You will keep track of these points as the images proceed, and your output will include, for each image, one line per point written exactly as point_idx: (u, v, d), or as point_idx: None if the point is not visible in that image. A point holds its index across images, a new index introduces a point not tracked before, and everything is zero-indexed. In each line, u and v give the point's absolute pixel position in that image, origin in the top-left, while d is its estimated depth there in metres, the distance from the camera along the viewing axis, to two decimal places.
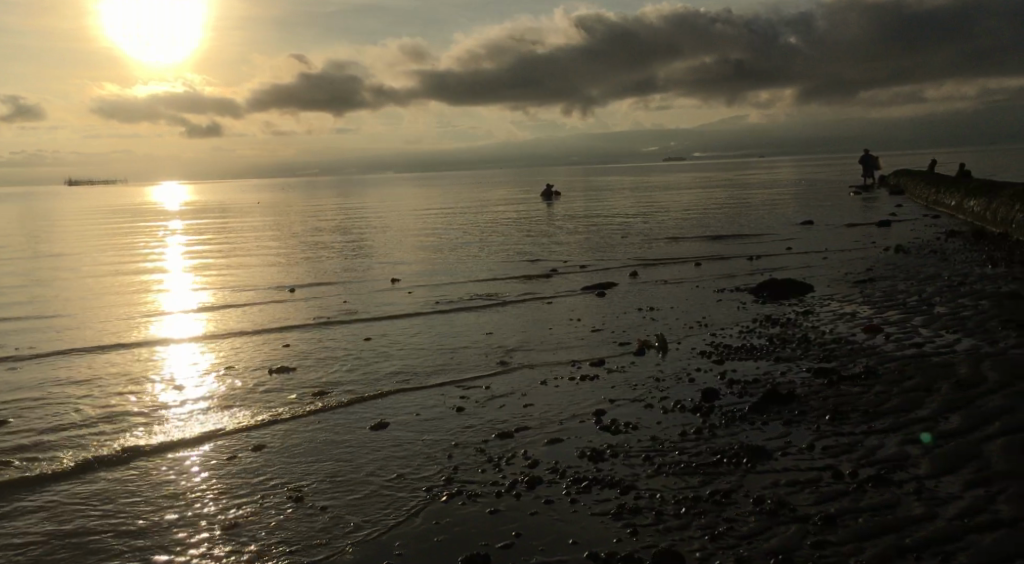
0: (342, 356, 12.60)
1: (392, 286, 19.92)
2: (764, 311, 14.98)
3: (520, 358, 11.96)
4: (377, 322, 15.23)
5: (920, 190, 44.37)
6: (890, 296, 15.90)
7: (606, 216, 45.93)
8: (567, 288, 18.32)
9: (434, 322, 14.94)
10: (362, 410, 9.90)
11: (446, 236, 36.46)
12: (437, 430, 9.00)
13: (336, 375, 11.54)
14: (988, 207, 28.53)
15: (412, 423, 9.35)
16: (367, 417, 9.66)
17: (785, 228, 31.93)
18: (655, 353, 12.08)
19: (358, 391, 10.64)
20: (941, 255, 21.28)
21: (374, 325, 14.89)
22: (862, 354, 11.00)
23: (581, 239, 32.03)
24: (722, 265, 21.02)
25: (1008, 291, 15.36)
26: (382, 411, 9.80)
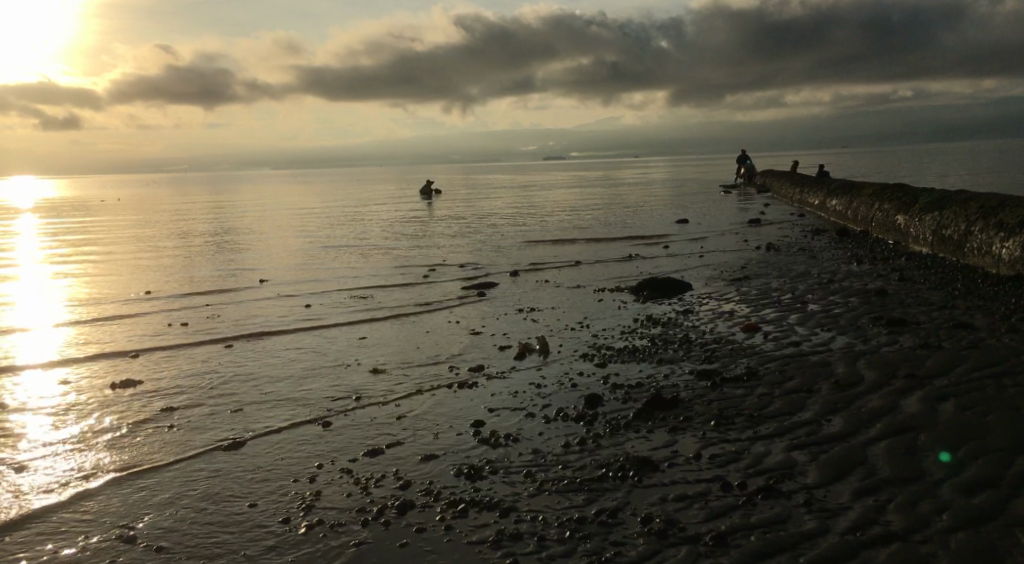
0: (200, 370, 11.63)
1: (265, 290, 18.92)
2: (644, 310, 14.96)
3: (397, 364, 11.38)
4: (231, 332, 14.22)
5: (785, 188, 46.40)
6: (763, 294, 16.24)
7: (470, 215, 45.52)
8: (448, 289, 17.87)
9: (296, 330, 14.11)
10: (224, 427, 9.09)
11: (300, 237, 34.96)
12: (316, 443, 8.42)
13: (192, 392, 10.61)
14: (848, 206, 30.02)
15: (287, 435, 8.72)
16: (225, 436, 8.84)
17: (662, 226, 32.58)
18: (537, 357, 11.75)
19: (219, 408, 9.83)
20: (807, 253, 22.13)
21: (228, 336, 13.89)
22: (741, 357, 11.05)
23: (441, 239, 31.48)
24: (603, 264, 21.06)
25: (859, 287, 16.15)
26: (250, 426, 9.11)
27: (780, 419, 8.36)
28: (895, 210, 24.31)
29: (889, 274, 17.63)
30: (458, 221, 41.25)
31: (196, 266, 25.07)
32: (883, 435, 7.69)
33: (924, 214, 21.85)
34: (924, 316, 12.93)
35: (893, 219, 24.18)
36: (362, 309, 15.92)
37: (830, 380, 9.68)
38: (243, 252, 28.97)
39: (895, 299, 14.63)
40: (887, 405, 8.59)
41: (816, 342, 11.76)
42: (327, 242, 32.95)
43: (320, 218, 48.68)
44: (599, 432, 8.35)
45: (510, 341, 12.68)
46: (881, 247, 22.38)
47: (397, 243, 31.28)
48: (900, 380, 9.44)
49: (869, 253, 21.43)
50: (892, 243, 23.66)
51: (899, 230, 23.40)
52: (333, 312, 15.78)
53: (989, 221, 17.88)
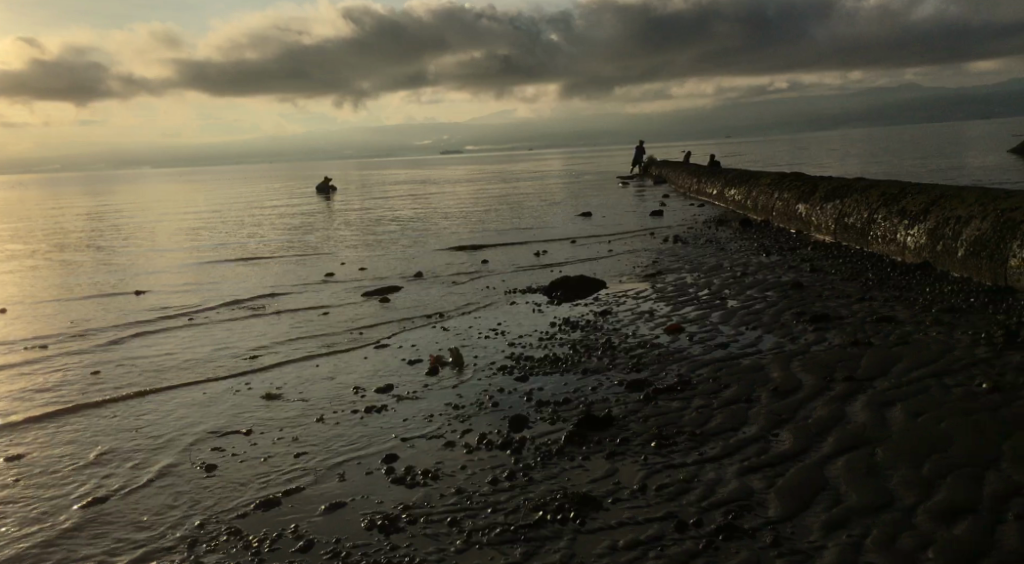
0: (67, 411, 10.16)
1: (145, 310, 17.25)
2: (560, 313, 14.14)
3: (295, 390, 10.17)
4: (106, 363, 12.67)
5: (683, 178, 46.71)
6: (679, 290, 15.67)
7: (366, 214, 43.89)
8: (348, 298, 16.65)
9: (180, 355, 12.66)
10: (92, 482, 7.78)
11: (184, 244, 32.66)
12: (202, 493, 7.24)
13: (56, 437, 9.19)
14: (748, 195, 30.14)
15: (166, 487, 7.49)
16: (93, 491, 7.56)
17: (566, 221, 32.06)
18: (451, 372, 10.72)
19: (89, 455, 8.49)
20: (715, 245, 21.87)
21: (102, 367, 12.35)
22: (670, 363, 10.36)
23: (338, 241, 29.94)
24: (511, 263, 20.22)
25: (771, 280, 15.83)
26: (124, 476, 7.82)
27: (723, 436, 7.66)
28: (795, 199, 24.39)
29: (799, 265, 17.42)
30: (353, 220, 39.55)
31: (69, 284, 22.96)
32: (838, 449, 7.07)
33: (825, 201, 21.90)
34: (845, 308, 12.58)
35: (794, 208, 24.23)
36: (252, 325, 14.52)
37: (767, 386, 9.08)
38: (125, 265, 26.84)
39: (812, 292, 14.30)
40: (833, 414, 8.00)
41: (744, 342, 11.19)
42: (216, 246, 31.00)
43: (206, 221, 45.93)
44: (529, 461, 7.42)
45: (419, 355, 11.61)
46: (785, 238, 22.34)
47: (290, 245, 29.63)
48: (840, 383, 8.89)
49: (775, 243, 21.32)
50: (795, 232, 23.72)
51: (800, 219, 23.50)
52: (221, 331, 14.29)
53: (892, 208, 17.89)
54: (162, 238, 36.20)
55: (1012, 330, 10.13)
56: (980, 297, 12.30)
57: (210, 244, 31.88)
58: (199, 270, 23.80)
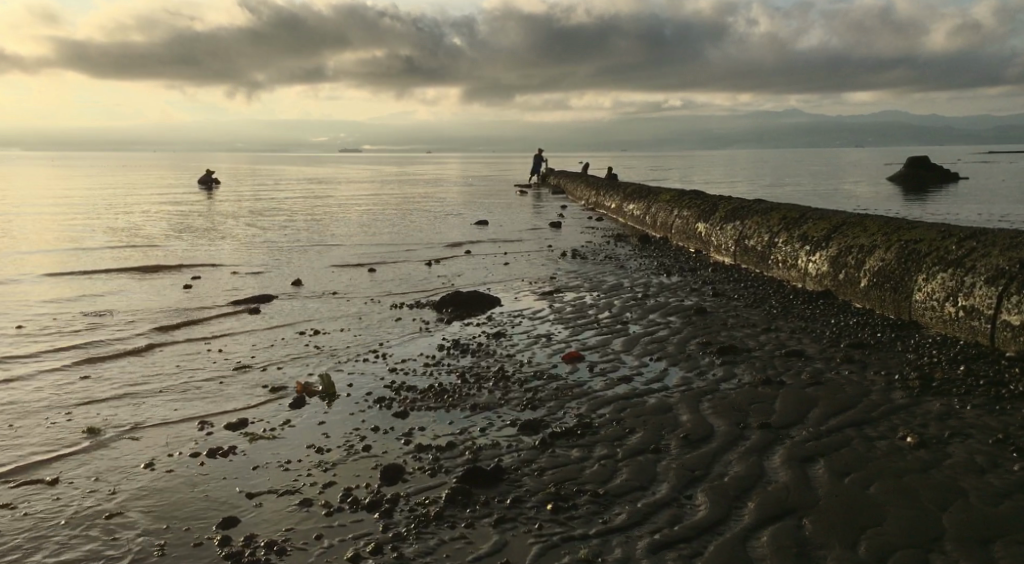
0: None
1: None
2: (450, 334, 12.91)
3: (128, 425, 8.58)
4: None
5: (581, 189, 46.34)
6: (578, 311, 14.74)
7: (251, 211, 41.41)
8: (214, 309, 14.94)
9: (6, 372, 10.77)
10: None
11: (43, 235, 29.64)
12: None
13: None
14: (647, 211, 29.75)
15: None
16: None
17: (462, 229, 30.90)
18: (320, 404, 9.34)
19: None
20: (615, 262, 21.15)
21: None
22: (568, 402, 9.29)
23: (215, 240, 27.72)
24: (401, 274, 18.87)
25: (672, 304, 15.10)
26: None
27: (629, 498, 6.63)
28: (695, 218, 24.01)
29: (701, 288, 16.80)
30: (235, 219, 37.12)
31: None
32: (761, 519, 6.15)
33: (725, 222, 21.53)
34: (751, 340, 11.90)
35: (694, 227, 23.83)
36: (94, 339, 12.66)
37: (676, 432, 8.15)
38: None
39: (716, 319, 13.61)
40: (750, 470, 7.10)
41: (648, 377, 10.25)
42: (78, 238, 28.26)
43: (71, 209, 42.26)
44: (400, 530, 6.16)
45: (285, 381, 10.15)
46: (685, 257, 21.87)
47: (162, 242, 27.28)
48: (755, 431, 8.04)
49: (675, 263, 20.77)
50: (694, 251, 23.31)
51: (700, 238, 23.10)
52: (61, 343, 12.40)
53: (794, 233, 17.54)
54: (18, 227, 32.85)
55: (926, 372, 9.57)
56: (887, 331, 11.83)
57: (71, 235, 28.99)
58: (51, 266, 21.37)
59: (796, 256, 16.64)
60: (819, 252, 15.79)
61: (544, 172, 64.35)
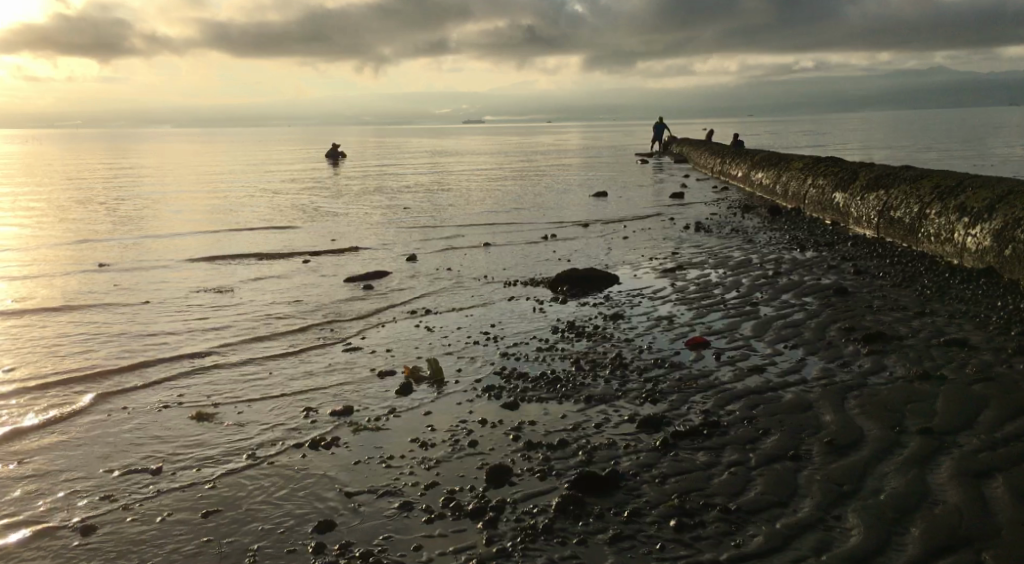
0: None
1: (102, 285, 15.49)
2: (565, 316, 12.24)
3: (233, 411, 8.36)
4: (42, 353, 10.91)
5: (705, 157, 44.46)
6: (703, 290, 13.73)
7: (372, 185, 41.87)
8: (328, 287, 14.81)
9: (125, 350, 10.88)
10: None
11: (177, 210, 30.76)
12: None
13: None
14: (777, 179, 28.00)
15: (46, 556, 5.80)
16: None
17: (581, 201, 30.05)
18: (426, 392, 8.89)
19: None
20: (742, 236, 19.84)
21: (34, 358, 10.59)
22: (693, 395, 8.44)
23: (335, 214, 27.97)
24: (516, 251, 18.33)
25: (808, 283, 13.83)
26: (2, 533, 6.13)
27: (766, 516, 5.78)
28: (832, 187, 22.25)
29: (840, 265, 15.40)
30: (355, 192, 37.54)
31: (36, 248, 21.21)
32: (929, 552, 5.18)
33: (866, 192, 19.78)
34: (902, 326, 10.61)
35: (830, 197, 22.12)
36: (212, 317, 12.71)
37: (818, 435, 7.18)
38: (106, 231, 25.14)
39: (859, 300, 12.31)
40: (911, 486, 6.08)
41: (783, 367, 9.23)
42: (208, 213, 29.23)
43: (204, 184, 43.90)
44: (505, 544, 5.57)
45: (392, 367, 9.75)
46: (821, 230, 20.26)
47: (284, 216, 27.74)
48: (914, 437, 6.96)
49: (809, 236, 19.28)
50: (830, 223, 21.64)
51: (837, 210, 21.38)
52: (180, 320, 12.50)
53: (948, 205, 15.81)
54: (154, 202, 34.26)
55: None
56: None
57: (202, 211, 29.97)
58: (179, 240, 22.05)
59: (951, 230, 14.96)
60: (980, 224, 14.08)
61: (666, 140, 62.29)
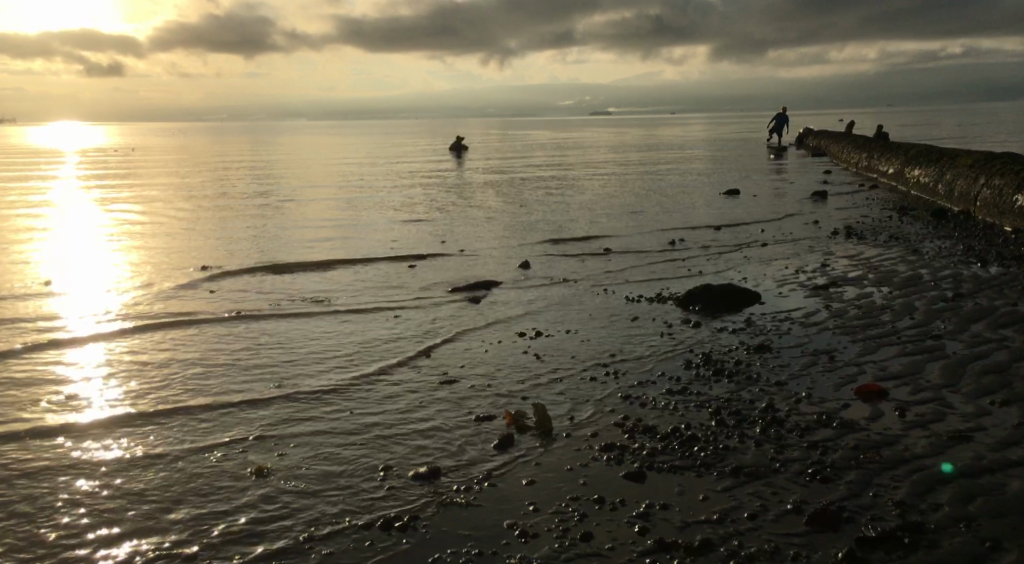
0: (34, 454, 7.47)
1: (201, 291, 14.65)
2: (698, 345, 10.35)
3: (299, 464, 7.04)
4: (125, 367, 9.98)
5: (848, 152, 40.82)
6: (867, 315, 11.49)
7: (491, 180, 40.50)
8: (434, 299, 13.43)
9: (213, 368, 9.82)
10: None
11: (294, 205, 30.27)
12: None
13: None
14: (939, 178, 24.78)
15: None
16: None
17: (711, 200, 27.64)
18: (530, 447, 7.30)
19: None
20: (905, 245, 17.15)
21: (115, 377, 9.64)
22: (878, 474, 6.45)
23: (450, 214, 26.74)
24: (639, 261, 16.44)
25: (1001, 310, 11.32)
26: None
27: None
28: (1013, 189, 19.16)
29: None
30: (472, 188, 36.27)
31: (149, 247, 20.95)
32: None
33: None
34: None
35: (1010, 200, 19.01)
36: (307, 331, 11.51)
37: None
38: (221, 226, 24.93)
39: None
40: None
41: (996, 436, 7.06)
42: (323, 210, 28.64)
43: (324, 179, 43.66)
44: None
45: (492, 411, 8.21)
46: (1001, 240, 17.34)
47: (397, 214, 26.67)
48: None
49: (989, 247, 16.42)
50: (1009, 230, 18.58)
51: (1020, 215, 18.32)
52: (273, 335, 11.39)
53: None
54: (274, 196, 34.05)
55: None
56: None
57: (319, 208, 29.38)
58: (287, 240, 21.29)
59: None
60: None
61: (802, 134, 58.19)
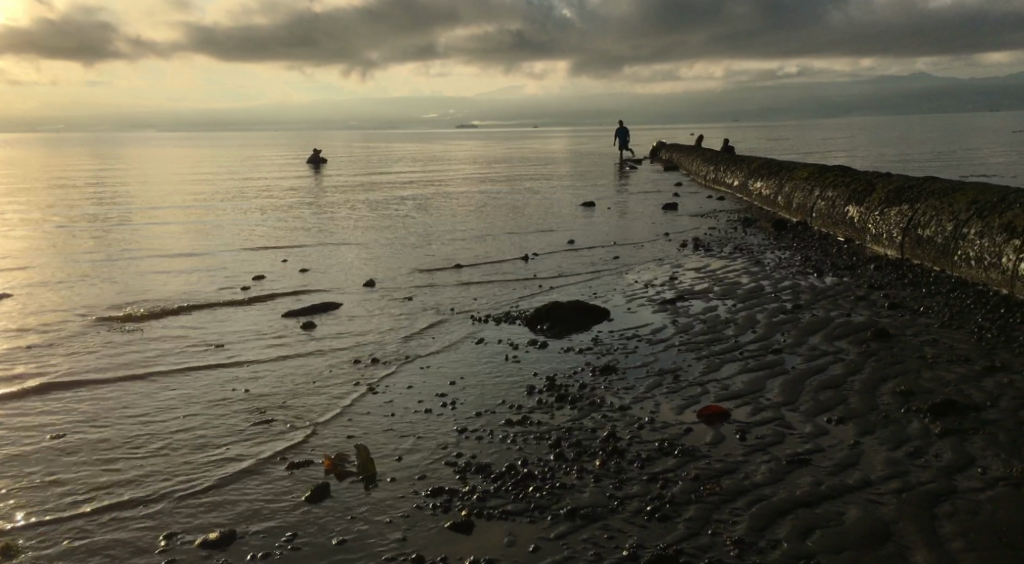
0: None
1: (4, 323, 13.01)
2: (543, 368, 9.86)
3: (78, 545, 6.06)
4: None
5: (698, 163, 42.23)
6: (712, 330, 11.38)
7: (347, 192, 39.22)
8: (270, 323, 12.41)
9: (1, 425, 8.54)
10: None
11: (129, 220, 28.06)
12: None
13: None
14: (779, 189, 25.74)
15: None
16: None
17: (567, 213, 27.68)
18: (349, 497, 6.53)
19: None
20: (748, 256, 17.51)
21: None
22: (718, 509, 6.08)
23: (301, 226, 25.48)
24: (489, 278, 15.94)
25: (836, 321, 11.46)
26: None
27: None
28: (844, 199, 20.00)
29: (868, 295, 13.08)
30: (328, 201, 34.92)
31: None
32: None
33: (887, 206, 17.50)
34: (973, 389, 8.26)
35: (842, 211, 19.84)
36: (120, 367, 10.29)
37: None
38: (43, 245, 22.80)
39: (906, 347, 9.97)
40: None
41: (834, 459, 6.87)
42: (161, 225, 26.65)
43: (167, 192, 41.01)
44: None
45: (312, 455, 7.39)
46: (836, 250, 17.97)
47: (244, 230, 25.12)
48: None
49: (825, 257, 16.96)
50: (843, 240, 19.36)
51: (851, 224, 19.12)
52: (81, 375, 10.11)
53: (993, 225, 13.50)
54: (109, 211, 31.53)
55: None
56: None
57: (158, 223, 27.37)
58: (115, 258, 19.49)
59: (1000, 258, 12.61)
60: None
61: (654, 146, 59.90)
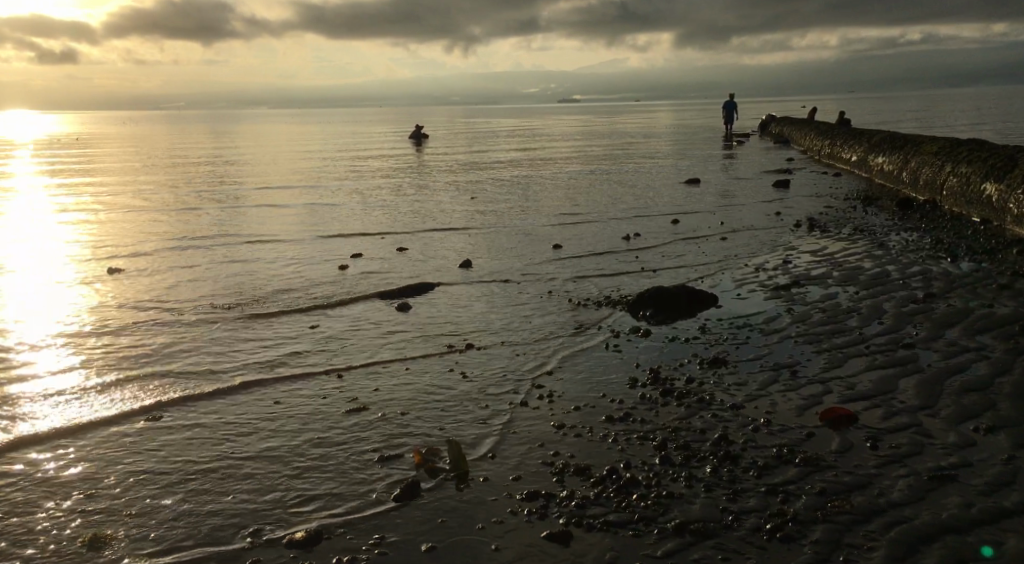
0: None
1: (116, 303, 13.29)
2: (647, 359, 9.22)
3: (166, 537, 5.86)
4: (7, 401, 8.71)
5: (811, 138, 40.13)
6: (833, 320, 10.45)
7: (449, 171, 39.11)
8: (368, 309, 12.20)
9: (104, 404, 8.56)
10: None
11: (239, 200, 28.70)
12: None
13: None
14: (903, 166, 23.99)
15: None
16: None
17: (672, 193, 26.65)
18: (439, 498, 6.12)
19: None
20: (871, 238, 16.25)
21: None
22: (852, 531, 5.35)
23: (402, 209, 25.45)
24: (590, 261, 15.32)
25: (976, 312, 10.32)
26: None
27: None
28: (980, 176, 18.35)
29: (1012, 283, 11.79)
30: (429, 180, 34.92)
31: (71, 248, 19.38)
32: None
33: None
34: None
35: (977, 188, 18.20)
36: (220, 351, 10.25)
37: None
38: (157, 223, 23.54)
39: None
40: None
41: (985, 476, 6.00)
42: (268, 205, 27.13)
43: (276, 171, 41.94)
44: None
45: (403, 449, 7.02)
46: (970, 231, 16.46)
47: (346, 211, 25.27)
48: None
49: (958, 240, 15.55)
50: (977, 220, 17.77)
51: (988, 204, 17.51)
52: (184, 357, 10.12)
53: None
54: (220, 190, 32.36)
55: None
56: None
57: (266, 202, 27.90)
58: (223, 239, 19.83)
59: None
60: None
61: (763, 119, 57.55)
